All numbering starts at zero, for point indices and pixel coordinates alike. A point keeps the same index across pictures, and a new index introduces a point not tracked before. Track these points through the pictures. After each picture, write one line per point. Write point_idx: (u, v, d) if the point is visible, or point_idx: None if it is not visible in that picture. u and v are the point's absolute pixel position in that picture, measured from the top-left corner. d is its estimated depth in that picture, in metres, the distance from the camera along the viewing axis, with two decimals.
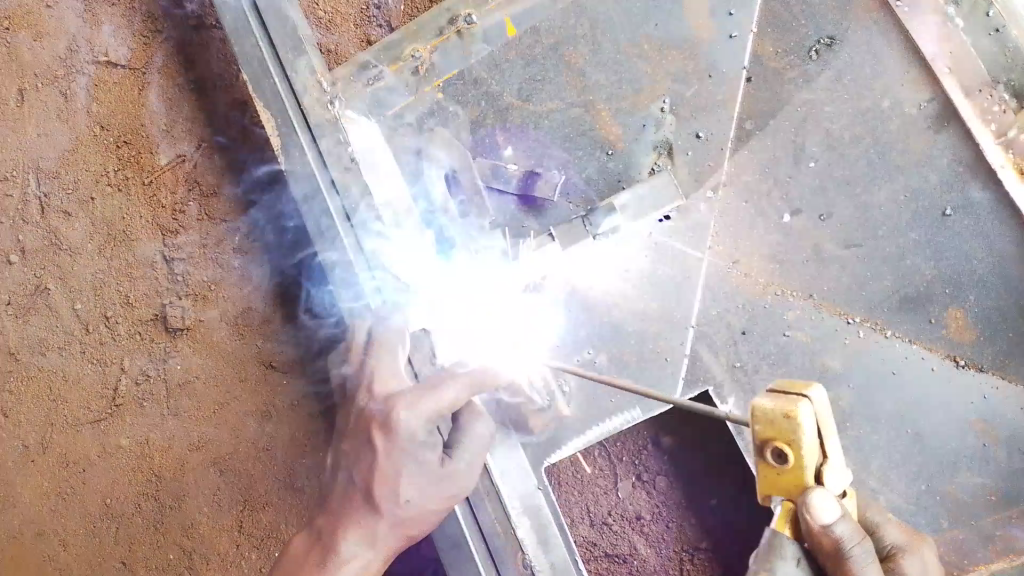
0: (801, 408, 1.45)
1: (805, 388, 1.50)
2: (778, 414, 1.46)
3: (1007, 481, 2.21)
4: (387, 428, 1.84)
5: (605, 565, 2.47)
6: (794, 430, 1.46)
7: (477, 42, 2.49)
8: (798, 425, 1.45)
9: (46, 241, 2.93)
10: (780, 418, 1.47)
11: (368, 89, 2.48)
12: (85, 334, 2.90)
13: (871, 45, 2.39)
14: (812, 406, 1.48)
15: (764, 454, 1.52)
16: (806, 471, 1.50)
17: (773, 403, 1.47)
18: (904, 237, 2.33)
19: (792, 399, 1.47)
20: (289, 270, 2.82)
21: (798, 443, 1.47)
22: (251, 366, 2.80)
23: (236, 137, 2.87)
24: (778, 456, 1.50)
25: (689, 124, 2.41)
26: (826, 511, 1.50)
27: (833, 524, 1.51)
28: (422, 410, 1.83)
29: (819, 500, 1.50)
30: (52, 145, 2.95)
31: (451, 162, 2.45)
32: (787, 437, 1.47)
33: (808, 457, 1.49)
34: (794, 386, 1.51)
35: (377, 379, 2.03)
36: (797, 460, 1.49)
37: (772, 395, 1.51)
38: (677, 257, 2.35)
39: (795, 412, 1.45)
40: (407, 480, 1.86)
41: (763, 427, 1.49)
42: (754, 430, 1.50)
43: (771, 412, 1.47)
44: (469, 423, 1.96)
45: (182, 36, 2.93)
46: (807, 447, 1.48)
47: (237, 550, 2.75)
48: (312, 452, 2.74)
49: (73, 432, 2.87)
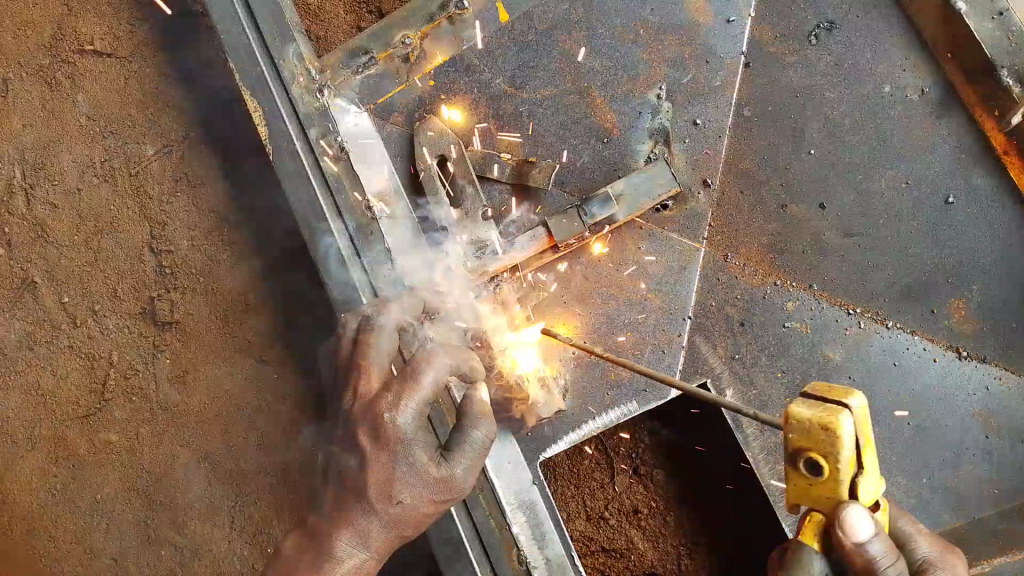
0: (842, 419, 1.31)
1: (845, 395, 1.36)
2: (815, 424, 1.32)
3: (1011, 473, 2.08)
4: (375, 431, 1.77)
5: (602, 561, 2.19)
6: (831, 443, 1.32)
7: (468, 29, 2.28)
8: (837, 438, 1.31)
9: (32, 234, 2.66)
10: (816, 430, 1.32)
11: (357, 78, 2.27)
12: (72, 328, 2.62)
13: (873, 30, 2.24)
14: (852, 417, 1.33)
15: (795, 464, 1.38)
16: (840, 486, 1.36)
17: (811, 412, 1.33)
18: (905, 226, 2.18)
19: (832, 409, 1.33)
20: (277, 262, 2.54)
21: (834, 455, 1.33)
22: (224, 366, 2.53)
23: (215, 121, 2.61)
24: (811, 467, 1.36)
25: (687, 111, 2.24)
26: (862, 526, 1.36)
27: (867, 542, 1.37)
28: (406, 407, 1.78)
29: (854, 516, 1.36)
30: (38, 137, 2.67)
31: (442, 149, 2.20)
32: (823, 450, 1.33)
33: (843, 470, 1.35)
34: (833, 393, 1.37)
35: (361, 379, 1.87)
36: (831, 473, 1.35)
37: (810, 402, 1.36)
38: (673, 248, 2.20)
39: (834, 423, 1.31)
40: (400, 481, 1.77)
41: (798, 437, 1.35)
42: (787, 440, 1.36)
43: (808, 421, 1.32)
44: (468, 428, 1.86)
45: (148, 16, 2.67)
46: (844, 460, 1.33)
47: (230, 546, 2.48)
48: (291, 444, 2.49)
49: (62, 427, 2.59)
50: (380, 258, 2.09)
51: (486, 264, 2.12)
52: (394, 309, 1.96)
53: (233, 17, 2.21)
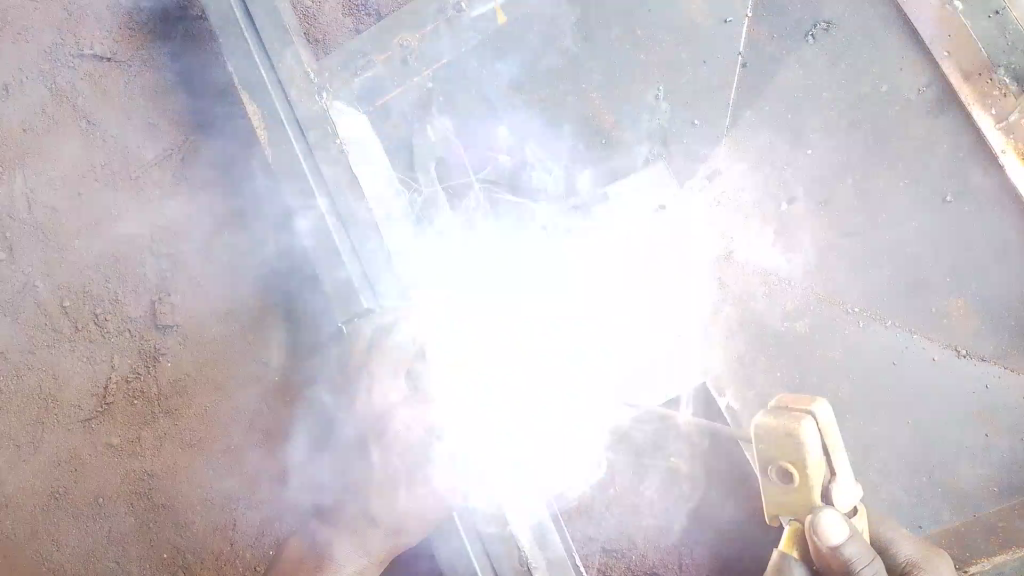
0: (804, 424, 1.36)
1: (810, 403, 1.41)
2: (780, 432, 1.37)
3: (1009, 470, 2.10)
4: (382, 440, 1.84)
5: (603, 560, 2.20)
6: (797, 448, 1.36)
7: (467, 31, 2.22)
8: (802, 443, 1.36)
9: (34, 239, 2.66)
10: (782, 436, 1.37)
11: (356, 81, 2.21)
12: (74, 332, 2.62)
13: (869, 29, 2.24)
14: (816, 423, 1.38)
15: (768, 473, 1.42)
16: (813, 491, 1.39)
17: (775, 419, 1.38)
18: (904, 225, 2.19)
19: (795, 416, 1.38)
20: (278, 266, 2.55)
21: (802, 461, 1.37)
22: (226, 369, 2.54)
23: (216, 125, 2.62)
24: (782, 475, 1.40)
25: (685, 112, 2.24)
26: (835, 530, 1.36)
27: (843, 546, 1.36)
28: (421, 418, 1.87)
29: (827, 520, 1.36)
30: (38, 142, 2.68)
31: (441, 152, 2.24)
32: (792, 455, 1.37)
33: (814, 476, 1.38)
34: (797, 402, 1.43)
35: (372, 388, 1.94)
36: (802, 479, 1.38)
37: (776, 411, 1.42)
38: (673, 249, 2.21)
39: (798, 428, 1.36)
40: None
41: (767, 445, 1.39)
42: (757, 449, 1.42)
43: (773, 428, 1.38)
44: None
45: (146, 21, 2.67)
46: (812, 465, 1.37)
47: (232, 549, 2.48)
48: (292, 448, 2.49)
49: (64, 432, 2.59)
50: (384, 264, 1.98)
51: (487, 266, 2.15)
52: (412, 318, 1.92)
53: (228, 15, 2.18)
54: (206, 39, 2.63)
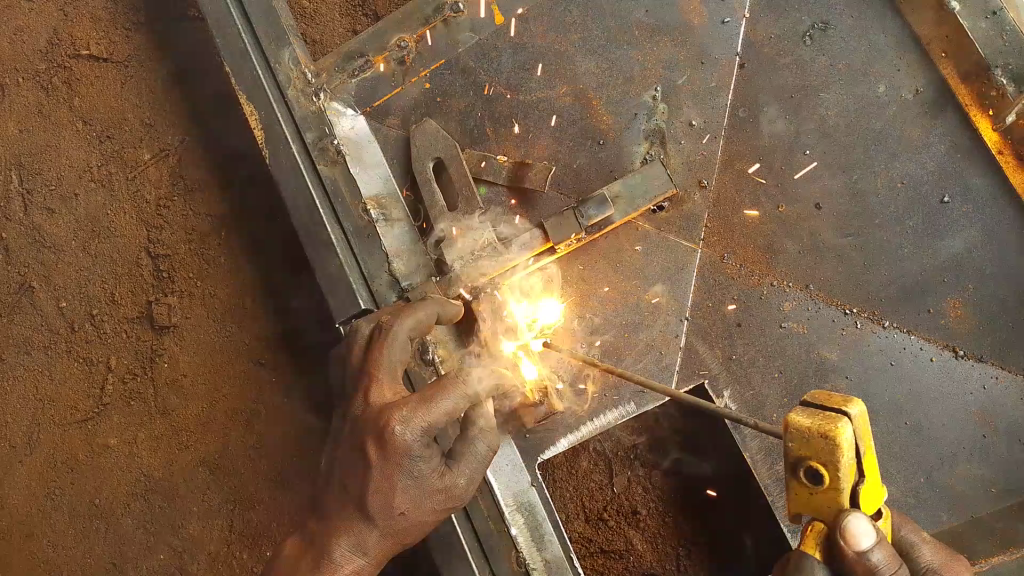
0: (841, 426, 1.32)
1: (846, 404, 1.37)
2: (814, 432, 1.33)
3: (1010, 471, 2.08)
4: (381, 441, 1.74)
5: (602, 563, 2.16)
6: (831, 450, 1.33)
7: (464, 32, 2.28)
8: (837, 445, 1.32)
9: (29, 240, 2.65)
10: (815, 438, 1.33)
11: (353, 81, 2.26)
12: (71, 333, 2.61)
13: (864, 30, 2.25)
14: (852, 425, 1.35)
15: (797, 473, 1.39)
16: (843, 494, 1.37)
17: (810, 420, 1.34)
18: (901, 225, 2.19)
19: (831, 417, 1.34)
20: (274, 267, 2.54)
21: (834, 464, 1.34)
22: (222, 369, 2.52)
23: (213, 126, 2.62)
24: (812, 476, 1.37)
25: (682, 112, 2.25)
26: (863, 534, 1.37)
27: (869, 550, 1.38)
28: (417, 423, 1.75)
29: (856, 524, 1.37)
30: (34, 143, 2.68)
31: (439, 151, 2.19)
32: (824, 457, 1.34)
33: (844, 479, 1.35)
34: (833, 402, 1.39)
35: (372, 384, 1.88)
36: (831, 482, 1.36)
37: (811, 411, 1.38)
38: (671, 250, 2.20)
39: (834, 430, 1.32)
40: (402, 493, 1.76)
41: (799, 446, 1.36)
42: (787, 448, 1.38)
43: (807, 428, 1.34)
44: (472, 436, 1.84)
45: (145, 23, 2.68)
46: (844, 469, 1.34)
47: (228, 550, 2.46)
48: (289, 448, 2.48)
49: (60, 432, 2.59)
50: (378, 262, 2.08)
51: (484, 266, 2.07)
52: (407, 317, 1.91)
53: (228, 18, 2.20)
54: (204, 41, 2.65)
